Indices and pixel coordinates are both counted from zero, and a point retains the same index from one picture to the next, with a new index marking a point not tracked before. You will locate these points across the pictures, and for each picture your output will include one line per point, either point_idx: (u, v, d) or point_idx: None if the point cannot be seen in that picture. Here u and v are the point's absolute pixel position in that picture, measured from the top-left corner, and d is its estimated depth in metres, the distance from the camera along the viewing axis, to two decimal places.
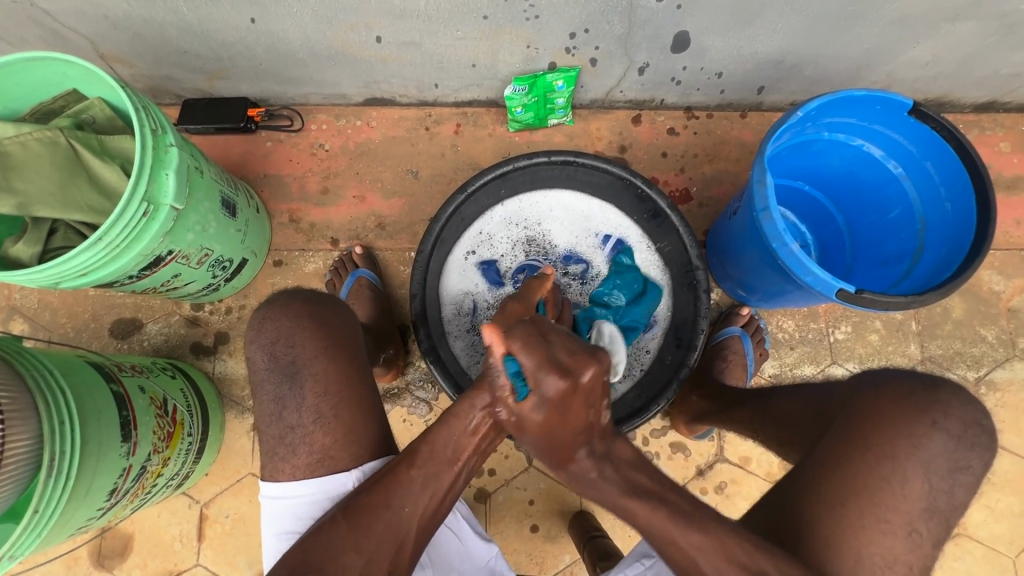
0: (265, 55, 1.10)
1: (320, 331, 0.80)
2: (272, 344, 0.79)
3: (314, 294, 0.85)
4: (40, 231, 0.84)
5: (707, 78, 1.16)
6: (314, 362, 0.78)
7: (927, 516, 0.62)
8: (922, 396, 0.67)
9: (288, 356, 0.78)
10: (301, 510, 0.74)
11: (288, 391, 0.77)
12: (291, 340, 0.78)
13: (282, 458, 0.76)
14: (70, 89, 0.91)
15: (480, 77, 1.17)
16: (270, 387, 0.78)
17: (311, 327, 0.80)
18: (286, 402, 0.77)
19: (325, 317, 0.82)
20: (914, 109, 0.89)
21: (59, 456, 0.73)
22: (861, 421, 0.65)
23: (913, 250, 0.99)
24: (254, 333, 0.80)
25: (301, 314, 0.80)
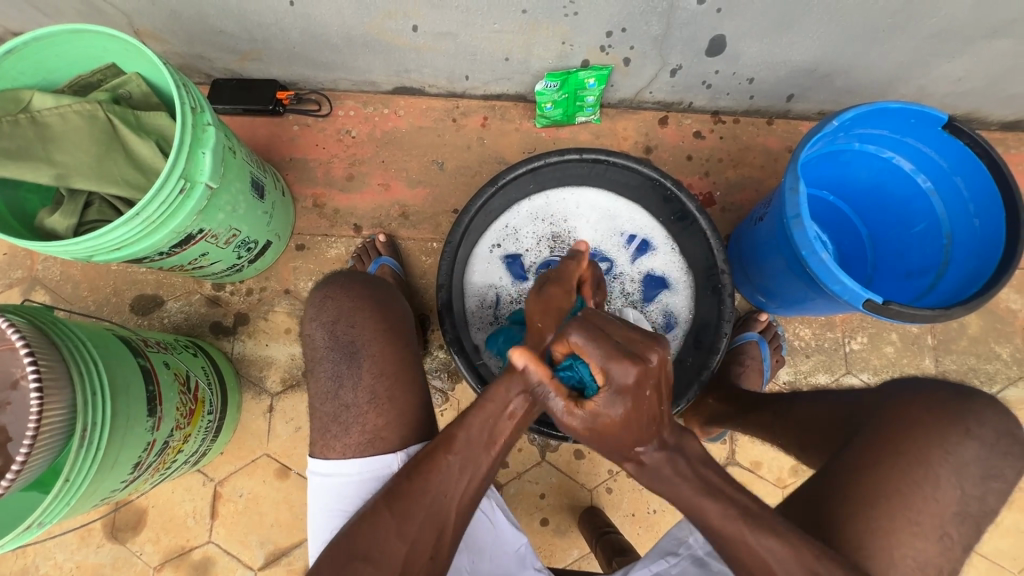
0: (299, 39, 1.10)
1: (379, 315, 0.82)
2: (333, 322, 0.81)
3: (370, 277, 0.87)
4: (77, 203, 0.85)
5: (738, 83, 1.17)
6: (372, 343, 0.80)
7: (954, 523, 0.63)
8: (954, 405, 0.68)
9: (348, 335, 0.80)
10: (346, 489, 0.74)
11: (345, 370, 0.78)
12: (351, 320, 0.81)
13: (332, 437, 0.76)
14: (108, 64, 0.91)
15: (511, 71, 1.17)
16: (327, 366, 0.79)
17: (370, 310, 0.82)
18: (342, 381, 0.78)
19: (382, 301, 0.84)
20: (949, 125, 0.89)
21: (91, 427, 0.73)
22: (897, 430, 0.68)
23: (937, 265, 0.99)
24: (315, 311, 0.83)
25: (363, 298, 0.83)
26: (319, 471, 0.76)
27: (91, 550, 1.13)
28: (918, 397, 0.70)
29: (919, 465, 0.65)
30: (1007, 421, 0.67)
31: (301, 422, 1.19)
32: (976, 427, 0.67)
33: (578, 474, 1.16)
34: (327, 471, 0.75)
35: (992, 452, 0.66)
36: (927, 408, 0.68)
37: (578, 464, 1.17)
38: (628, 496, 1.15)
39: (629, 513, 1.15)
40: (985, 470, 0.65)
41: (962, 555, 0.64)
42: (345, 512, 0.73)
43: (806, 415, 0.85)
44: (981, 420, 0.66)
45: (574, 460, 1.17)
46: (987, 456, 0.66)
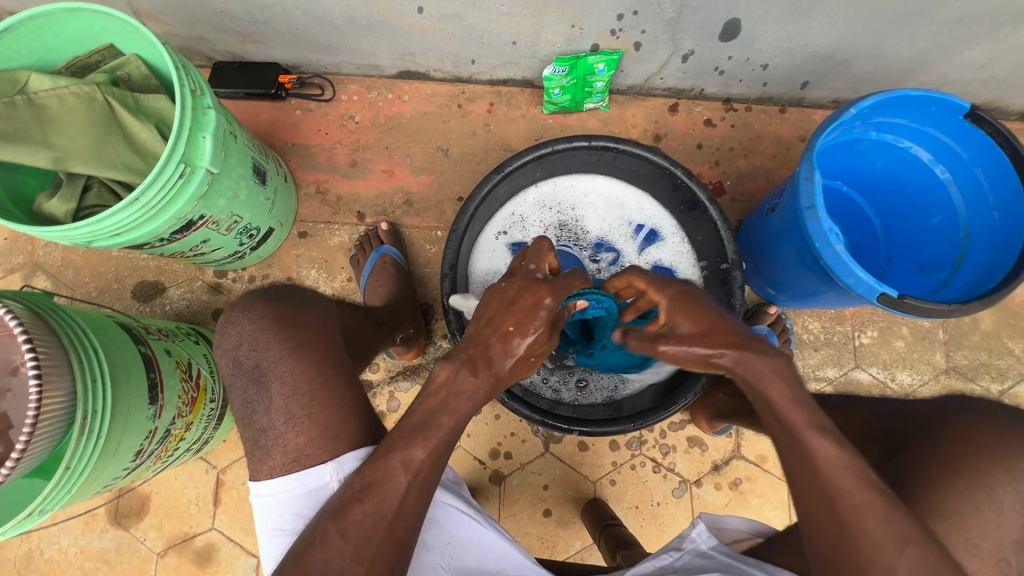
0: (302, 21, 1.07)
1: (283, 333, 0.82)
2: (236, 349, 0.82)
3: (274, 293, 0.88)
4: (75, 188, 0.83)
5: (751, 69, 1.14)
6: (279, 363, 0.80)
7: (1013, 549, 0.62)
8: (1016, 431, 0.66)
9: (252, 359, 0.80)
10: (282, 507, 0.74)
11: (255, 395, 0.79)
12: (252, 343, 0.81)
13: (258, 460, 0.77)
14: (107, 44, 0.89)
15: (519, 55, 1.14)
16: (237, 392, 0.80)
17: (273, 329, 0.82)
18: (254, 405, 0.78)
19: (287, 319, 0.84)
20: (971, 114, 0.86)
21: (91, 415, 0.73)
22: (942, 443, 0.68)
23: (954, 258, 0.97)
24: (220, 337, 0.84)
25: (264, 317, 0.83)
26: (259, 493, 0.75)
27: (95, 535, 1.13)
28: (975, 418, 0.69)
29: (983, 489, 0.64)
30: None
31: None
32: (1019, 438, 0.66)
33: (581, 466, 1.16)
34: (267, 492, 0.75)
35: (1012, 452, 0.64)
36: (990, 432, 0.67)
37: (582, 455, 1.16)
38: (632, 488, 1.15)
39: (632, 505, 1.14)
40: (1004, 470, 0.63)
41: (977, 555, 0.62)
42: (285, 531, 0.73)
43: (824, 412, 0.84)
44: None
45: (578, 452, 1.16)
46: None
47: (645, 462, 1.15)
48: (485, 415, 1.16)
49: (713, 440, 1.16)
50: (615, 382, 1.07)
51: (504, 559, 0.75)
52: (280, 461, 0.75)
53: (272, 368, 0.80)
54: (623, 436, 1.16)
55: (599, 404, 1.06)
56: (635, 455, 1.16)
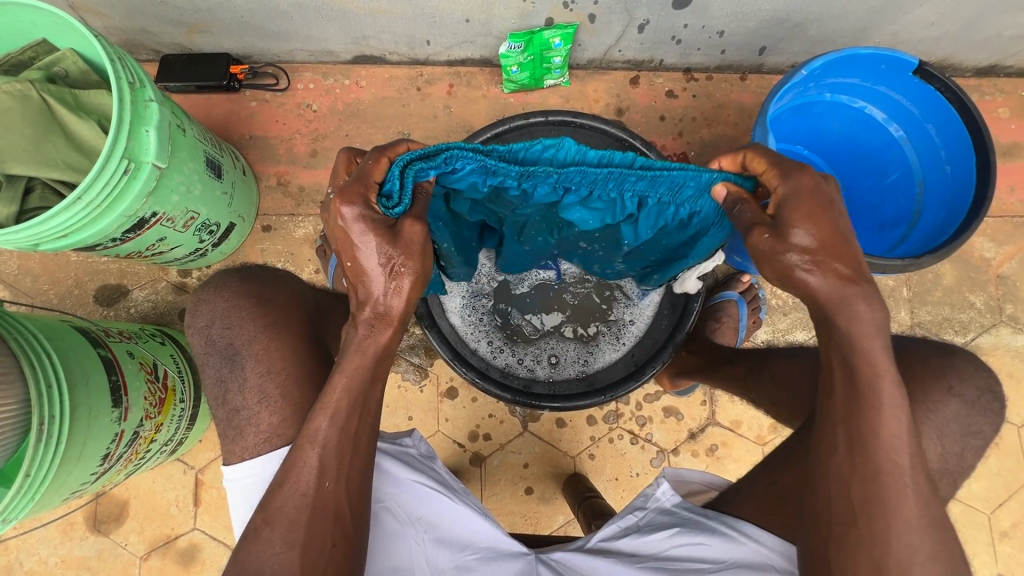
0: (246, 8, 1.04)
1: (258, 310, 0.83)
2: (208, 326, 0.82)
3: (248, 270, 0.89)
4: (16, 190, 0.80)
5: (708, 37, 1.13)
6: (254, 341, 0.81)
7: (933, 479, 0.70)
8: (938, 364, 0.73)
9: (225, 337, 0.81)
10: (249, 490, 0.75)
11: (228, 373, 0.80)
12: (226, 321, 0.82)
13: (230, 441, 0.78)
14: (39, 40, 0.86)
15: (474, 34, 1.12)
16: (212, 369, 0.81)
17: (247, 305, 0.83)
18: (227, 384, 0.80)
19: (261, 295, 0.85)
20: (920, 70, 0.87)
21: (48, 421, 0.72)
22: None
23: (911, 214, 0.98)
24: (192, 316, 0.85)
25: (237, 294, 0.84)
26: (232, 478, 0.76)
27: (75, 543, 1.12)
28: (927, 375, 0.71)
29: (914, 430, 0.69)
30: (990, 380, 0.73)
31: None
32: (938, 367, 0.73)
33: (560, 443, 1.17)
34: (240, 475, 0.76)
35: None
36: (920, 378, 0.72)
37: (560, 432, 1.17)
38: (611, 461, 1.16)
39: (613, 477, 1.16)
40: None
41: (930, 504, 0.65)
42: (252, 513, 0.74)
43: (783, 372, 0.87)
44: (962, 376, 0.72)
45: (556, 429, 1.17)
46: (970, 417, 0.72)
47: (623, 434, 1.17)
48: (462, 399, 1.17)
49: (689, 408, 1.18)
50: (586, 354, 1.04)
51: (476, 531, 0.77)
52: (261, 441, 0.76)
53: (252, 346, 0.81)
54: (600, 410, 1.17)
55: (572, 378, 1.03)
56: (613, 428, 1.17)
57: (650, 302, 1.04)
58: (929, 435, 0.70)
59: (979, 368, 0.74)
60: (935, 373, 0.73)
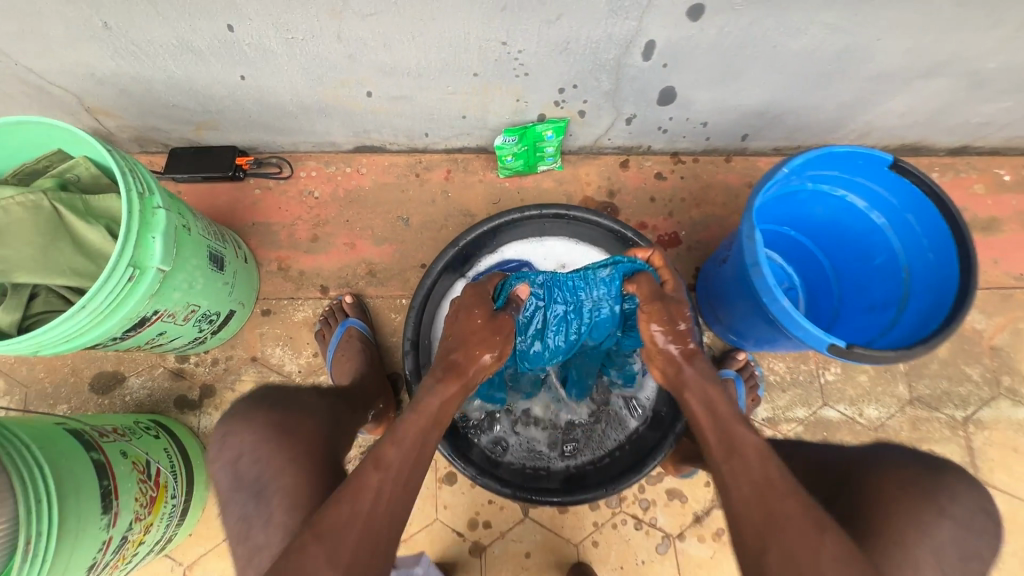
0: (254, 109, 1.09)
1: (282, 444, 0.78)
2: (236, 460, 0.78)
3: (273, 399, 0.86)
4: (21, 296, 0.82)
5: (692, 127, 1.19)
6: (279, 474, 0.76)
7: None
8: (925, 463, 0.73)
9: (252, 473, 0.77)
10: None
11: (252, 509, 0.74)
12: (254, 455, 0.78)
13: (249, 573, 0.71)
14: (54, 149, 0.90)
15: (470, 127, 1.18)
16: (235, 507, 0.76)
17: (272, 444, 0.78)
18: (252, 521, 0.74)
19: (284, 429, 0.80)
20: (896, 165, 0.91)
21: (35, 539, 0.70)
22: (868, 496, 0.70)
23: (898, 298, 1.00)
24: (218, 448, 0.80)
25: (265, 427, 0.80)
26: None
27: None
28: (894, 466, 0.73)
29: None
30: (981, 498, 0.69)
31: None
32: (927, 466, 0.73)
33: (562, 530, 1.13)
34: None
35: (962, 525, 0.67)
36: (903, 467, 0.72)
37: (562, 518, 1.14)
38: (616, 548, 1.13)
39: (618, 566, 1.12)
40: (966, 548, 0.65)
41: None
42: None
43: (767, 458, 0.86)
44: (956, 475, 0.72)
45: (558, 515, 1.14)
46: None
47: (626, 519, 1.14)
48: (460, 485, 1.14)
49: (692, 490, 1.15)
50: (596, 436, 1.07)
51: None
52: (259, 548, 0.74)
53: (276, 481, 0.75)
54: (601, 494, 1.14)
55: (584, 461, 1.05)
56: (616, 513, 1.14)
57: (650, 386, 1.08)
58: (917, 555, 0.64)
59: (971, 488, 0.70)
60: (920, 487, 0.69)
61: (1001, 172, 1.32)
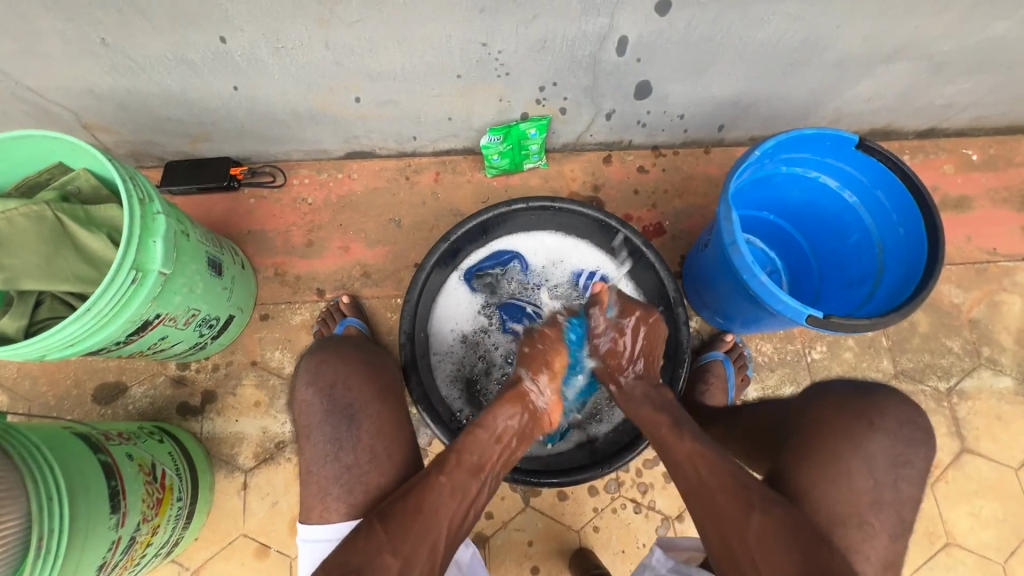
0: (247, 119, 1.13)
1: (373, 378, 0.86)
2: (330, 386, 0.83)
3: (358, 341, 0.91)
4: (27, 303, 0.85)
5: (670, 119, 1.24)
6: (371, 403, 0.84)
7: None
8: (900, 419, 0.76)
9: (346, 398, 0.83)
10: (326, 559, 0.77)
11: (344, 432, 0.81)
12: (348, 383, 0.84)
13: None
14: (55, 163, 0.93)
15: (456, 129, 1.22)
16: (326, 429, 0.81)
17: (366, 372, 0.86)
18: (340, 444, 0.80)
19: (377, 364, 0.89)
20: (861, 144, 0.96)
21: (47, 536, 0.72)
22: (811, 425, 0.75)
23: (874, 272, 1.04)
24: (310, 375, 0.84)
25: (357, 359, 0.87)
26: (309, 536, 0.79)
27: None
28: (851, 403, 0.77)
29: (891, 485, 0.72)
30: (907, 410, 0.74)
31: (277, 497, 1.16)
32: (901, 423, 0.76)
33: (563, 517, 1.15)
34: (310, 535, 0.79)
35: (897, 441, 0.72)
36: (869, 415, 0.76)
37: (562, 505, 1.16)
38: (617, 532, 1.15)
39: (619, 550, 1.14)
40: (899, 460, 0.71)
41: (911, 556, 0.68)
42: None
43: (754, 427, 0.89)
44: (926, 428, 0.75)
45: (558, 502, 1.16)
46: None
47: (626, 503, 1.16)
48: None
49: None
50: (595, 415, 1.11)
51: None
52: None
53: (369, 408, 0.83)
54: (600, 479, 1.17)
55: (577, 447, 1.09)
56: (615, 497, 1.16)
57: None
58: (848, 463, 0.70)
59: (899, 402, 0.75)
60: (850, 406, 0.74)
61: (969, 152, 1.37)
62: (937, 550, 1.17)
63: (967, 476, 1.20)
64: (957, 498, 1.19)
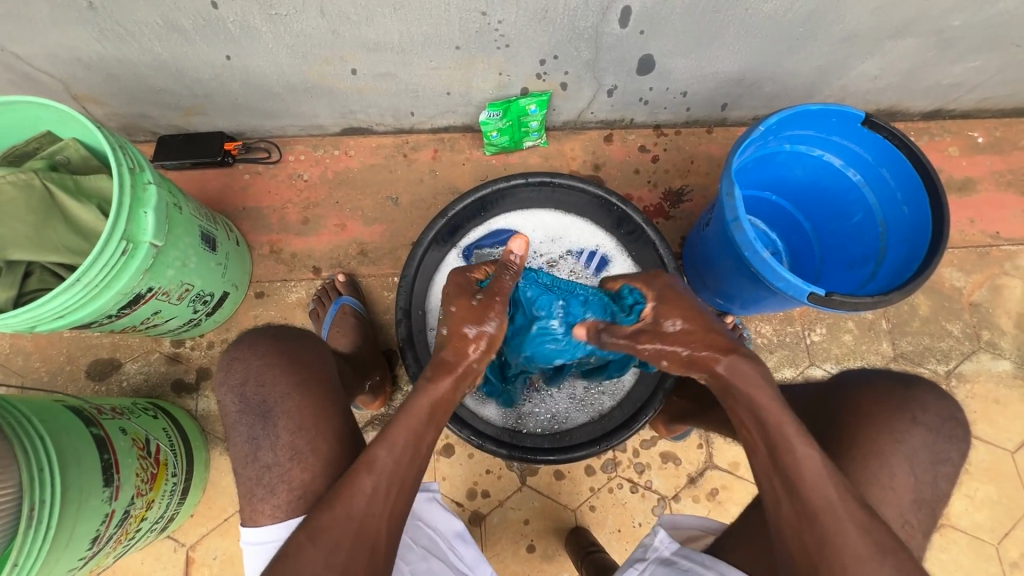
0: (241, 91, 1.11)
1: (291, 369, 0.81)
2: (242, 386, 0.80)
3: (282, 330, 0.87)
4: (15, 274, 0.83)
5: (673, 97, 1.21)
6: (286, 399, 0.79)
7: (910, 510, 0.71)
8: (899, 395, 0.75)
9: (259, 396, 0.79)
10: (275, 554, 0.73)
11: (260, 431, 0.77)
12: (259, 380, 0.80)
13: (264, 502, 0.75)
14: (43, 131, 0.91)
15: (454, 104, 1.20)
16: (243, 429, 0.78)
17: (281, 365, 0.81)
18: (261, 443, 0.77)
19: (295, 354, 0.83)
20: (868, 121, 0.94)
21: (39, 506, 0.71)
22: (849, 416, 0.75)
23: (877, 252, 1.03)
24: (224, 375, 0.82)
25: (271, 352, 0.82)
26: (251, 539, 0.75)
27: None
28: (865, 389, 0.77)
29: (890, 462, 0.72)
30: (949, 405, 0.75)
31: None
32: (901, 400, 0.75)
33: (560, 496, 1.15)
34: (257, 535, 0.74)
35: (936, 435, 0.73)
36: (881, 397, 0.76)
37: (559, 485, 1.16)
38: (613, 512, 1.15)
39: (615, 529, 1.14)
40: (937, 454, 0.72)
41: None
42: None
43: None
44: (925, 406, 0.74)
45: (555, 482, 1.16)
46: (933, 443, 0.73)
47: (622, 483, 1.16)
48: (458, 456, 1.16)
49: (686, 452, 1.17)
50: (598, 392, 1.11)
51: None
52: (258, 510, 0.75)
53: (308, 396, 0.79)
54: (597, 459, 1.16)
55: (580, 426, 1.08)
56: (612, 477, 1.16)
57: None
58: (888, 458, 0.72)
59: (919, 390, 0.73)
60: (892, 399, 0.75)
61: (974, 134, 1.36)
62: (931, 531, 1.17)
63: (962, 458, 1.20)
64: (953, 480, 1.19)
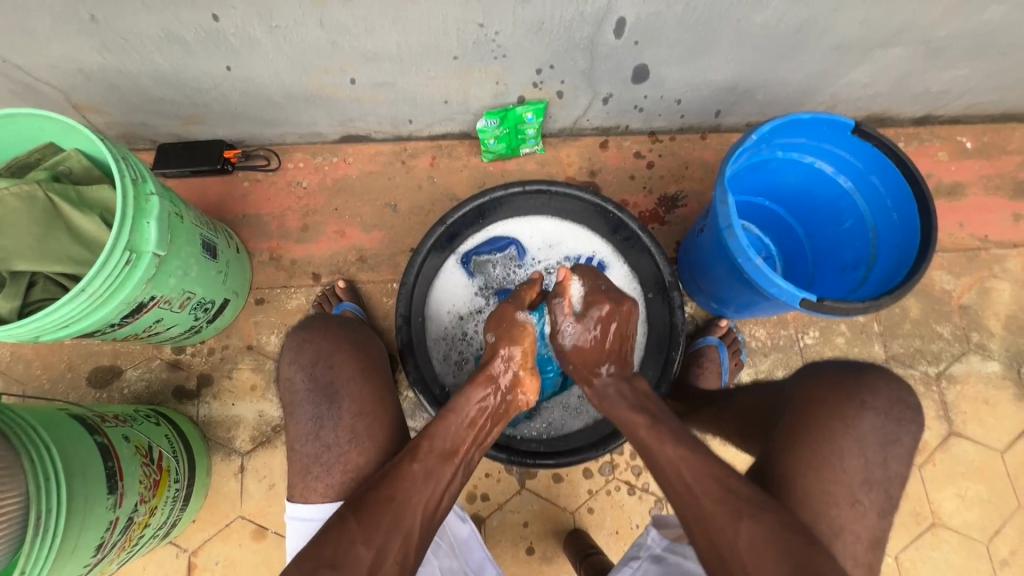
0: (240, 100, 1.12)
1: (356, 355, 0.84)
2: (311, 364, 0.81)
3: (345, 319, 0.89)
4: (19, 285, 0.84)
5: (667, 104, 1.23)
6: (352, 382, 0.81)
7: None
8: None
9: (327, 376, 0.80)
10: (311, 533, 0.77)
11: (325, 411, 0.79)
12: (329, 360, 0.81)
13: None
14: (46, 143, 0.92)
15: (452, 112, 1.21)
16: (308, 408, 0.79)
17: (349, 349, 0.84)
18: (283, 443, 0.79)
19: (359, 342, 0.86)
20: (857, 129, 0.96)
21: (46, 514, 0.72)
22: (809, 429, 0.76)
23: (868, 257, 1.05)
24: (292, 353, 0.82)
25: (343, 336, 0.84)
26: (297, 514, 0.78)
27: None
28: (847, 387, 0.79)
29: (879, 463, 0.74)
30: (899, 389, 0.74)
31: (274, 479, 1.16)
32: None
33: (559, 498, 1.17)
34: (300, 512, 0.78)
35: (886, 419, 0.72)
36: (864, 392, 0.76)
37: (558, 487, 1.17)
38: (611, 514, 1.16)
39: (613, 530, 1.15)
40: (888, 436, 0.71)
41: (888, 527, 0.70)
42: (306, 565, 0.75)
43: (745, 408, 0.90)
44: None
45: (554, 484, 1.17)
46: None
47: (620, 486, 1.17)
48: None
49: None
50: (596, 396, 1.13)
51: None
52: None
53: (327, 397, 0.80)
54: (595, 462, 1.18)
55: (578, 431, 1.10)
56: (609, 480, 1.18)
57: (636, 353, 1.13)
58: (837, 445, 0.71)
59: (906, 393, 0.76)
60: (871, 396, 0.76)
61: (963, 139, 1.38)
62: (923, 530, 1.19)
63: (952, 458, 1.22)
64: (944, 480, 1.21)
